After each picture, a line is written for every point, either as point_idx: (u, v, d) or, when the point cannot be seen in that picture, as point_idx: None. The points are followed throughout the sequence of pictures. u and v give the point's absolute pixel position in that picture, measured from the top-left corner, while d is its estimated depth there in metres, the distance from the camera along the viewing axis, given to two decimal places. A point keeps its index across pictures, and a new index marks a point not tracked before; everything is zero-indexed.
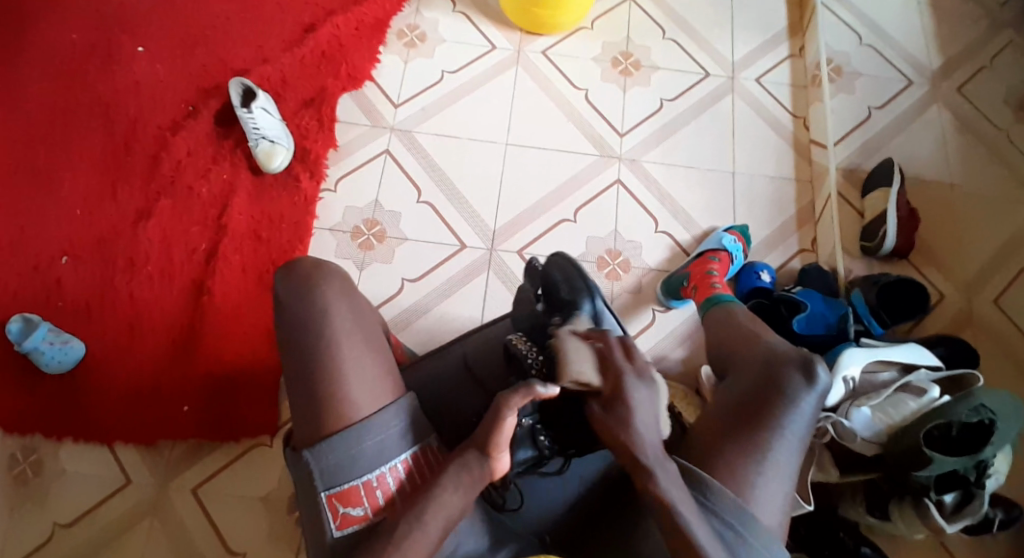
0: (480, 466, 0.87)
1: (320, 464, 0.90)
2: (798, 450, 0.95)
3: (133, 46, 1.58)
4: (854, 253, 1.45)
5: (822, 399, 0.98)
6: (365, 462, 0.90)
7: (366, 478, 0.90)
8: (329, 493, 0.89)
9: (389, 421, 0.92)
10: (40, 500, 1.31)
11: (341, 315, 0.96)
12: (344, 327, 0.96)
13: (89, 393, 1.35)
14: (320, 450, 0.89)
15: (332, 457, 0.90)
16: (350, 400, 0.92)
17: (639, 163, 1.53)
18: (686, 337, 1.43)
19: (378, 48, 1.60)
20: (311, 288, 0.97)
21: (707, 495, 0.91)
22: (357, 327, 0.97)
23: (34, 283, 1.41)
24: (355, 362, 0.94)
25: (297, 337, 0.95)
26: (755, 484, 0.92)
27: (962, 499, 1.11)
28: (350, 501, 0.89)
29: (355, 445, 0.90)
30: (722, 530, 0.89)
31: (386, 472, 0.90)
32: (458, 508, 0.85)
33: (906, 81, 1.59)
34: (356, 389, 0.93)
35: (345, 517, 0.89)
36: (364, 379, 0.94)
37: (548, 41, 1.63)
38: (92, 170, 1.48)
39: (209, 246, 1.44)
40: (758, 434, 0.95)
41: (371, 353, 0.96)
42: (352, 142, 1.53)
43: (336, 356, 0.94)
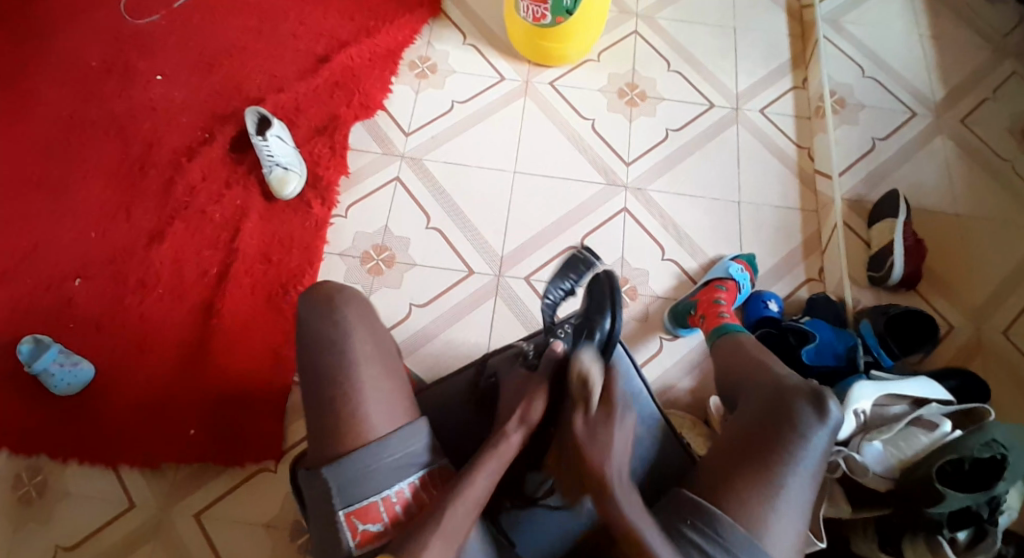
0: (512, 435, 0.96)
1: (338, 480, 0.93)
2: (809, 485, 0.97)
3: (151, 73, 1.61)
4: (862, 283, 1.46)
5: (834, 434, 1.00)
6: (382, 478, 0.94)
7: (384, 495, 0.94)
8: (347, 510, 0.93)
9: (406, 439, 0.96)
10: (43, 521, 1.31)
11: (361, 339, 1.00)
12: (363, 351, 0.99)
13: (95, 415, 1.36)
14: (339, 467, 0.93)
15: (351, 473, 0.93)
16: (368, 421, 0.96)
17: (645, 191, 1.55)
18: (694, 364, 1.44)
19: (390, 78, 1.63)
20: (332, 311, 1.01)
21: (718, 529, 0.93)
22: (376, 350, 1.00)
23: (46, 303, 1.42)
24: (374, 384, 0.98)
25: (317, 357, 0.99)
26: (766, 518, 0.94)
27: (974, 536, 1.12)
28: (368, 518, 0.93)
29: (374, 460, 0.94)
30: None
31: (403, 486, 0.95)
32: (486, 487, 0.94)
33: (908, 113, 1.61)
34: (374, 410, 0.96)
35: (364, 533, 0.93)
36: (380, 401, 0.97)
37: (556, 72, 1.66)
38: (107, 193, 1.50)
39: (219, 268, 1.46)
40: (771, 468, 0.96)
41: (389, 378, 1.00)
42: (363, 169, 1.55)
43: (355, 379, 0.97)
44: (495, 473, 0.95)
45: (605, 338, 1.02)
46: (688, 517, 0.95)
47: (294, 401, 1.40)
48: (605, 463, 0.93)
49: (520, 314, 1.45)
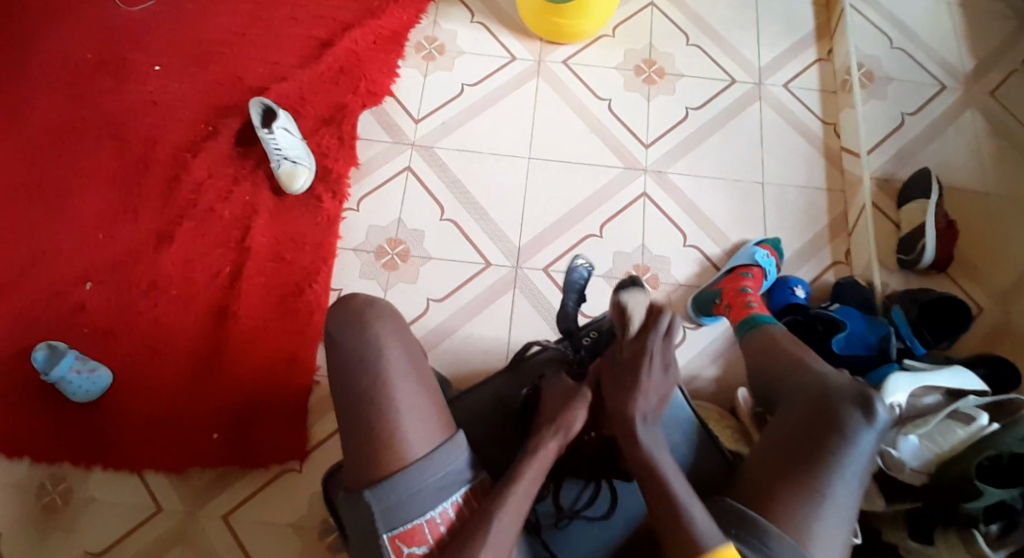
0: (550, 443, 0.98)
1: (380, 504, 0.91)
2: (855, 492, 0.94)
3: (149, 65, 1.56)
4: (890, 266, 1.42)
5: (881, 435, 0.97)
6: (425, 500, 0.92)
7: (429, 516, 0.92)
8: (390, 534, 0.91)
9: (446, 458, 0.94)
10: (69, 530, 1.30)
11: (395, 355, 0.98)
12: (399, 369, 0.97)
13: (115, 422, 1.34)
14: (381, 490, 0.91)
15: (394, 496, 0.91)
16: (404, 442, 0.94)
17: (665, 174, 1.50)
18: (718, 354, 1.41)
19: (396, 62, 1.57)
20: (364, 325, 0.99)
21: (767, 542, 0.90)
22: (412, 366, 0.99)
23: (58, 310, 1.39)
24: (411, 403, 0.96)
25: (349, 374, 0.97)
26: (813, 530, 0.92)
27: (1006, 527, 1.11)
28: (413, 541, 0.91)
29: (416, 483, 0.92)
30: None
31: (447, 507, 0.93)
32: (529, 497, 0.94)
33: (938, 85, 1.55)
34: (410, 430, 0.95)
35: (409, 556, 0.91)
36: (417, 418, 0.96)
37: (569, 50, 1.59)
38: (112, 194, 1.46)
39: (232, 268, 1.43)
40: (815, 475, 0.94)
41: (427, 395, 0.98)
42: (373, 160, 1.51)
43: (390, 397, 0.95)
44: (536, 481, 0.96)
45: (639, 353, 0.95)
46: (733, 527, 0.92)
47: (315, 400, 1.38)
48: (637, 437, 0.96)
49: (539, 307, 1.41)
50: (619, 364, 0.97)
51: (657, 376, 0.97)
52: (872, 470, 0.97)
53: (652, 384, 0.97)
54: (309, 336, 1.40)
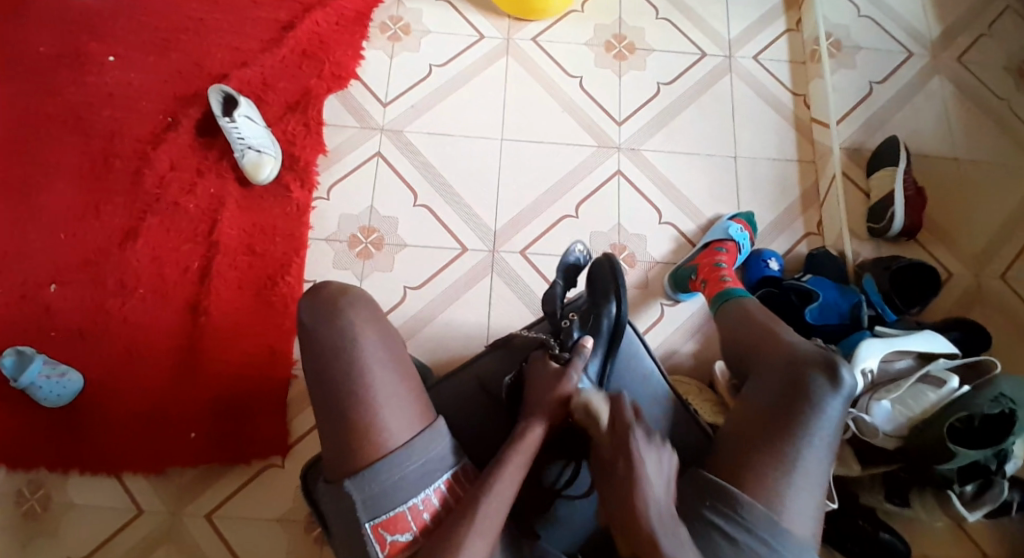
0: (536, 427, 1.00)
1: (362, 494, 0.92)
2: (826, 456, 0.99)
3: (103, 53, 1.49)
4: (862, 236, 1.44)
5: (848, 400, 1.02)
6: (407, 488, 0.93)
7: (411, 503, 0.93)
8: (373, 523, 0.92)
9: (427, 445, 0.95)
10: (50, 537, 1.28)
11: (371, 343, 0.97)
12: (376, 357, 0.96)
13: (90, 426, 1.31)
14: (362, 479, 0.92)
15: (377, 485, 0.92)
16: (385, 430, 0.94)
17: (638, 151, 1.49)
18: (696, 328, 1.42)
19: (361, 43, 1.53)
20: (337, 315, 0.97)
21: (740, 510, 0.96)
22: (389, 353, 0.98)
23: (22, 314, 1.35)
24: (390, 391, 0.96)
25: (324, 363, 0.96)
26: (784, 494, 0.97)
27: (982, 486, 1.19)
28: (396, 529, 0.92)
29: (398, 471, 0.93)
30: (750, 543, 0.95)
31: (430, 494, 0.94)
32: (515, 483, 0.95)
33: (905, 53, 1.56)
34: (390, 418, 0.95)
35: (393, 544, 0.93)
36: (396, 406, 0.96)
37: (538, 27, 1.56)
38: (73, 190, 1.41)
39: (201, 264, 1.39)
40: (786, 443, 0.98)
41: (406, 382, 0.98)
42: (342, 146, 1.47)
43: (370, 386, 0.95)
44: (523, 469, 0.97)
45: (615, 321, 1.11)
46: (708, 499, 0.98)
47: (295, 393, 1.37)
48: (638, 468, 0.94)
49: (518, 291, 1.40)
50: (606, 459, 0.97)
51: (651, 467, 0.95)
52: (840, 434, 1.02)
53: (645, 456, 0.95)
54: (284, 329, 1.38)
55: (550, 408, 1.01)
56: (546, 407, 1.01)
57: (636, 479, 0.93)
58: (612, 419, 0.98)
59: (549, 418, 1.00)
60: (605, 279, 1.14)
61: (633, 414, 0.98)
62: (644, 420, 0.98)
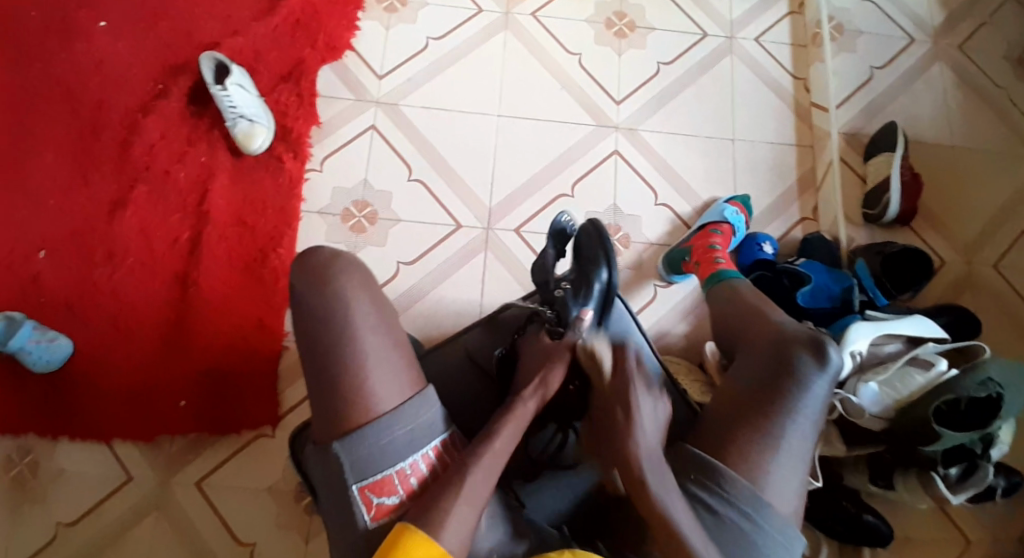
0: (530, 402, 1.00)
1: (350, 457, 0.93)
2: (811, 432, 1.00)
3: (92, 19, 1.47)
4: (856, 221, 1.45)
5: (833, 377, 1.02)
6: (395, 452, 0.94)
7: (399, 467, 0.94)
8: (360, 485, 0.93)
9: (416, 411, 0.96)
10: (38, 502, 1.27)
11: (362, 309, 0.98)
12: (366, 322, 0.97)
13: (76, 395, 1.31)
14: (350, 442, 0.93)
15: (364, 448, 0.93)
16: (374, 395, 0.95)
17: (635, 131, 1.48)
18: (688, 310, 1.42)
19: (357, 14, 1.50)
20: (329, 280, 0.98)
21: (722, 485, 0.97)
22: (380, 320, 0.98)
23: (6, 282, 1.33)
24: (378, 356, 0.96)
25: (315, 327, 0.97)
26: (769, 470, 0.98)
27: (966, 471, 1.20)
28: (383, 492, 0.93)
29: (386, 435, 0.93)
30: (733, 517, 0.96)
31: (418, 460, 0.95)
32: (504, 453, 0.96)
33: (907, 38, 1.55)
34: (378, 384, 0.95)
35: (379, 507, 0.93)
36: (387, 374, 0.96)
37: (538, 2, 1.54)
38: (60, 158, 1.39)
39: (191, 234, 1.38)
40: (771, 420, 0.99)
41: (396, 349, 0.98)
42: (336, 118, 1.45)
43: (359, 351, 0.95)
44: (512, 440, 0.97)
45: (605, 287, 1.10)
46: (692, 474, 0.99)
47: (285, 365, 1.36)
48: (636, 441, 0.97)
49: (512, 269, 1.40)
50: (602, 404, 1.01)
51: (647, 404, 0.99)
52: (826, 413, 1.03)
53: (645, 413, 0.98)
54: (274, 302, 1.37)
55: (541, 371, 1.02)
56: (541, 375, 1.01)
57: (632, 432, 0.97)
58: (612, 367, 1.00)
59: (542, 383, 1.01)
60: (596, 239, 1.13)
61: (636, 361, 1.00)
62: (644, 368, 1.01)
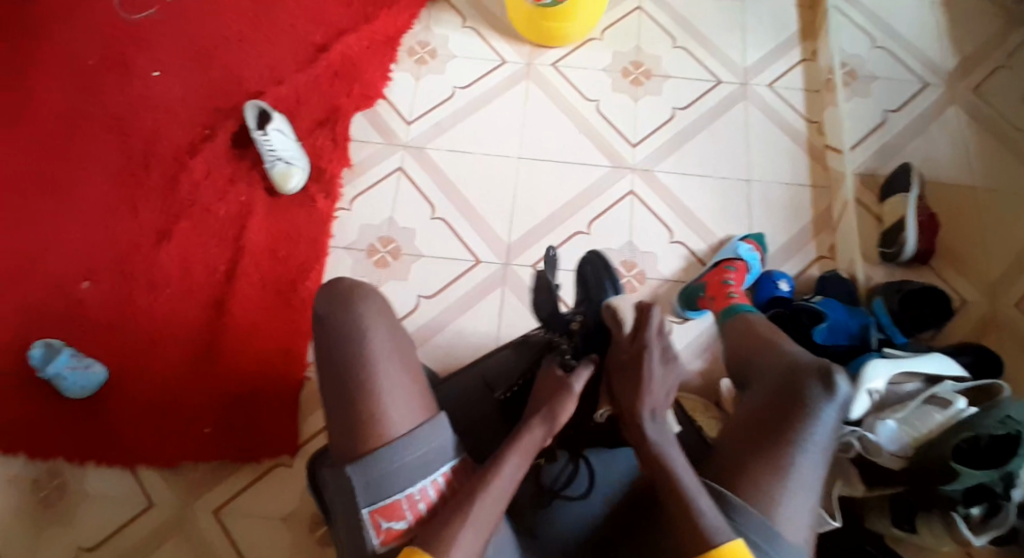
0: (536, 429, 1.01)
1: (363, 479, 0.96)
2: (820, 464, 1.00)
3: (149, 69, 1.60)
4: (874, 260, 1.44)
5: (842, 409, 1.03)
6: (406, 476, 0.96)
7: (408, 493, 0.96)
8: (371, 509, 0.95)
9: (429, 436, 0.98)
10: (64, 525, 1.33)
11: (379, 335, 1.03)
12: (383, 347, 1.02)
13: (108, 420, 1.37)
14: (364, 465, 0.96)
15: (376, 471, 0.96)
16: (387, 417, 0.98)
17: (652, 172, 1.53)
18: (705, 347, 1.43)
19: (389, 65, 1.61)
20: (351, 306, 1.04)
21: (733, 515, 0.96)
22: (396, 345, 1.03)
23: (56, 308, 1.43)
24: (392, 380, 1.00)
25: (334, 349, 1.02)
26: (779, 501, 0.97)
27: (989, 511, 1.15)
28: (393, 516, 0.95)
29: (398, 458, 0.96)
30: (746, 547, 0.93)
31: (427, 486, 0.97)
32: (513, 479, 0.97)
33: (922, 83, 1.58)
34: (392, 407, 0.99)
35: (388, 531, 0.95)
36: (400, 397, 1.00)
37: (558, 53, 1.63)
38: (113, 194, 1.50)
39: (228, 266, 1.46)
40: (782, 451, 0.99)
41: (409, 374, 1.03)
42: (366, 160, 1.54)
43: (373, 373, 1.00)
44: (522, 466, 0.99)
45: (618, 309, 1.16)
46: None
47: (307, 395, 1.41)
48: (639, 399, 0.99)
49: (528, 303, 1.44)
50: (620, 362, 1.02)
51: (659, 371, 1.01)
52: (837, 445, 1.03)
53: (655, 378, 1.00)
54: (302, 332, 1.43)
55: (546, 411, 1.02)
56: (551, 410, 1.01)
57: (643, 384, 0.99)
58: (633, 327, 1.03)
59: (552, 416, 1.02)
60: (596, 266, 1.22)
61: (656, 330, 1.02)
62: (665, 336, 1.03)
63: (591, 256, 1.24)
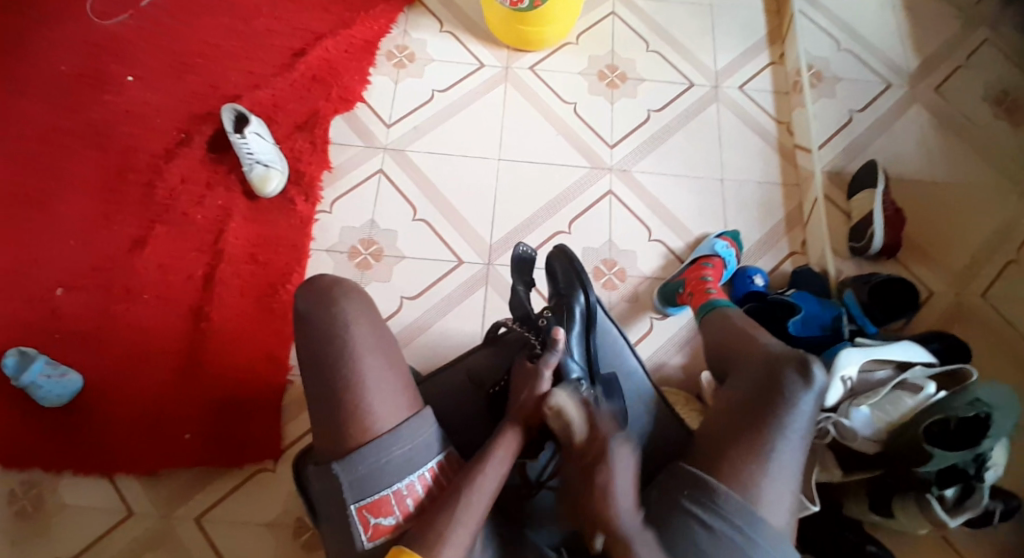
0: (513, 426, 1.02)
1: (350, 476, 0.95)
2: (800, 451, 1.02)
3: (122, 74, 1.58)
4: (844, 254, 1.49)
5: (819, 398, 1.04)
6: (392, 472, 0.96)
7: (395, 488, 0.97)
8: (358, 505, 0.96)
9: (414, 431, 0.98)
10: (39, 538, 1.29)
11: (362, 331, 1.01)
12: (365, 343, 1.00)
13: (85, 429, 1.34)
14: (350, 462, 0.95)
15: (363, 467, 0.96)
16: (373, 414, 0.98)
17: (629, 173, 1.56)
18: (685, 343, 1.45)
19: (367, 69, 1.62)
20: (331, 304, 1.01)
21: (718, 501, 0.98)
22: (378, 340, 1.02)
23: (29, 316, 1.40)
24: (377, 377, 0.99)
25: (317, 347, 1.00)
26: (762, 485, 0.99)
27: (963, 493, 1.18)
28: (380, 512, 0.96)
29: (384, 455, 0.96)
30: (731, 533, 0.97)
31: (414, 481, 0.98)
32: (499, 475, 0.98)
33: (885, 84, 1.64)
34: (378, 404, 0.98)
35: (375, 527, 0.96)
36: (386, 393, 0.99)
37: (536, 57, 1.65)
38: (86, 199, 1.48)
39: (205, 271, 1.45)
40: (764, 435, 1.01)
41: (393, 369, 1.01)
42: (345, 163, 1.54)
43: (358, 370, 0.99)
44: (505, 461, 1.00)
45: (585, 307, 1.16)
46: (686, 489, 1.01)
47: (291, 398, 1.39)
48: (613, 504, 0.97)
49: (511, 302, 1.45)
50: (581, 466, 1.01)
51: (625, 466, 0.99)
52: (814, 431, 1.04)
53: (619, 472, 0.98)
54: (282, 336, 1.42)
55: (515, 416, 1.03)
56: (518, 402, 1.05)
57: (609, 479, 0.98)
58: (591, 430, 1.01)
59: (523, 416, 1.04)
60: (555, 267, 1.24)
61: (614, 427, 1.01)
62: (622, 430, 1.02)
63: (561, 251, 1.25)
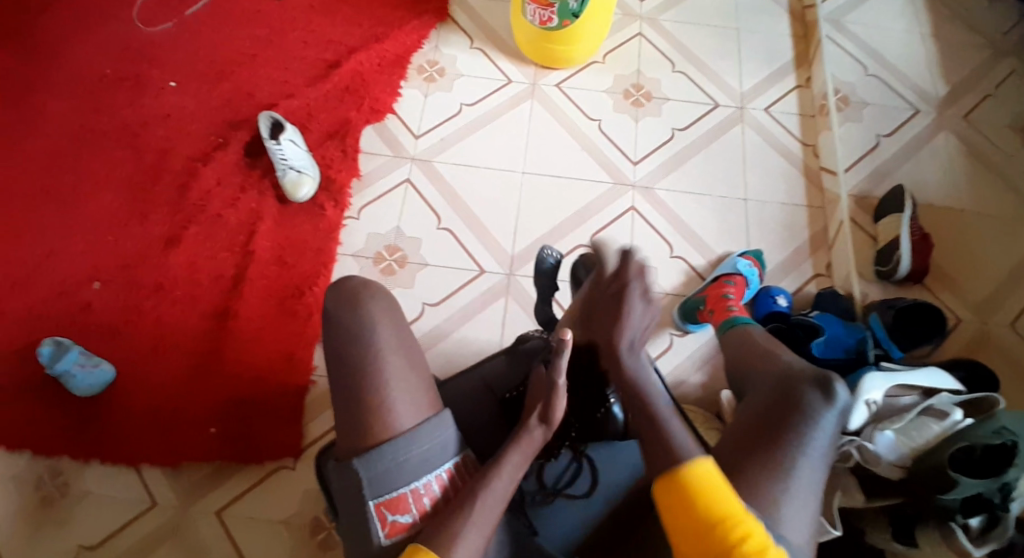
0: (535, 430, 0.99)
1: (368, 473, 0.96)
2: (821, 470, 1.01)
3: (163, 81, 1.64)
4: (869, 277, 1.48)
5: (842, 416, 1.03)
6: (410, 471, 0.97)
7: (413, 487, 0.97)
8: (376, 502, 0.96)
9: (432, 431, 0.99)
10: (61, 524, 1.32)
11: (387, 331, 1.03)
12: (389, 342, 1.03)
13: (111, 419, 1.37)
14: (369, 459, 0.96)
15: (382, 464, 0.96)
16: (392, 412, 0.99)
17: (652, 190, 1.57)
18: (704, 360, 1.45)
19: (398, 82, 1.66)
20: (357, 303, 1.05)
21: None
22: (402, 341, 1.04)
23: (63, 308, 1.44)
24: (399, 377, 1.01)
25: (342, 344, 1.02)
26: (781, 503, 0.98)
27: (988, 522, 1.13)
28: (397, 510, 0.96)
29: (402, 453, 0.97)
30: None
31: (431, 480, 0.98)
32: (515, 477, 0.98)
33: (912, 109, 1.64)
34: (400, 404, 1.00)
35: (393, 525, 0.96)
36: (407, 393, 1.01)
37: (563, 74, 1.69)
38: (124, 198, 1.53)
39: (234, 271, 1.48)
40: (782, 453, 1.00)
41: (414, 370, 1.03)
42: (374, 172, 1.58)
43: (381, 368, 1.01)
44: (521, 465, 0.99)
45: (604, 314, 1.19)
46: None
47: (312, 398, 1.42)
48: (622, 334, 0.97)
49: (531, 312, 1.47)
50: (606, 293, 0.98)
51: (641, 308, 0.96)
52: (835, 452, 1.04)
53: (635, 314, 0.96)
54: (305, 338, 1.45)
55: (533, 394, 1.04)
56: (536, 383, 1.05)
57: (624, 315, 0.96)
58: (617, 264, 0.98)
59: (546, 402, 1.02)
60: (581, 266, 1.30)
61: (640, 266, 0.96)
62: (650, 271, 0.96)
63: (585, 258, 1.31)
